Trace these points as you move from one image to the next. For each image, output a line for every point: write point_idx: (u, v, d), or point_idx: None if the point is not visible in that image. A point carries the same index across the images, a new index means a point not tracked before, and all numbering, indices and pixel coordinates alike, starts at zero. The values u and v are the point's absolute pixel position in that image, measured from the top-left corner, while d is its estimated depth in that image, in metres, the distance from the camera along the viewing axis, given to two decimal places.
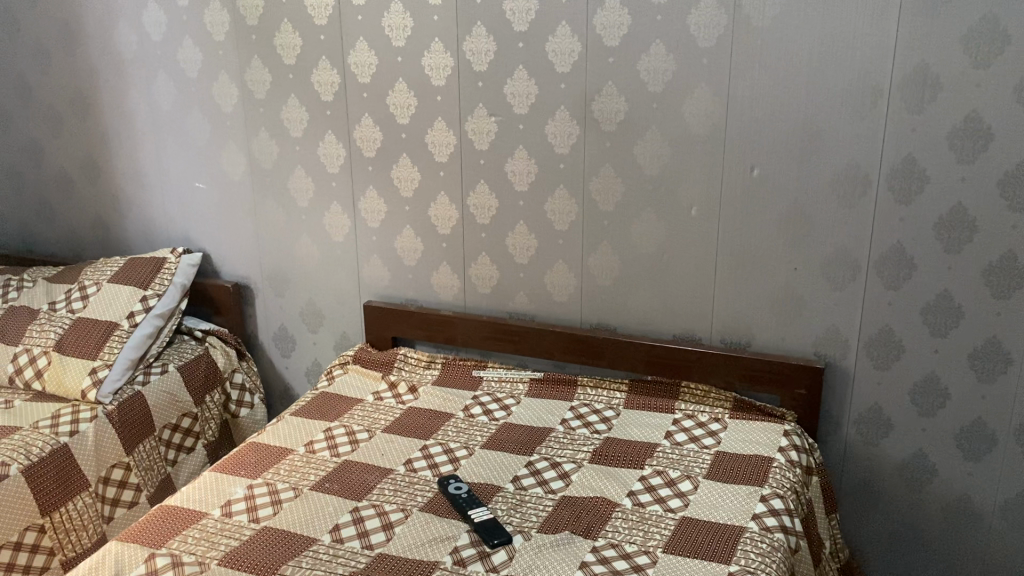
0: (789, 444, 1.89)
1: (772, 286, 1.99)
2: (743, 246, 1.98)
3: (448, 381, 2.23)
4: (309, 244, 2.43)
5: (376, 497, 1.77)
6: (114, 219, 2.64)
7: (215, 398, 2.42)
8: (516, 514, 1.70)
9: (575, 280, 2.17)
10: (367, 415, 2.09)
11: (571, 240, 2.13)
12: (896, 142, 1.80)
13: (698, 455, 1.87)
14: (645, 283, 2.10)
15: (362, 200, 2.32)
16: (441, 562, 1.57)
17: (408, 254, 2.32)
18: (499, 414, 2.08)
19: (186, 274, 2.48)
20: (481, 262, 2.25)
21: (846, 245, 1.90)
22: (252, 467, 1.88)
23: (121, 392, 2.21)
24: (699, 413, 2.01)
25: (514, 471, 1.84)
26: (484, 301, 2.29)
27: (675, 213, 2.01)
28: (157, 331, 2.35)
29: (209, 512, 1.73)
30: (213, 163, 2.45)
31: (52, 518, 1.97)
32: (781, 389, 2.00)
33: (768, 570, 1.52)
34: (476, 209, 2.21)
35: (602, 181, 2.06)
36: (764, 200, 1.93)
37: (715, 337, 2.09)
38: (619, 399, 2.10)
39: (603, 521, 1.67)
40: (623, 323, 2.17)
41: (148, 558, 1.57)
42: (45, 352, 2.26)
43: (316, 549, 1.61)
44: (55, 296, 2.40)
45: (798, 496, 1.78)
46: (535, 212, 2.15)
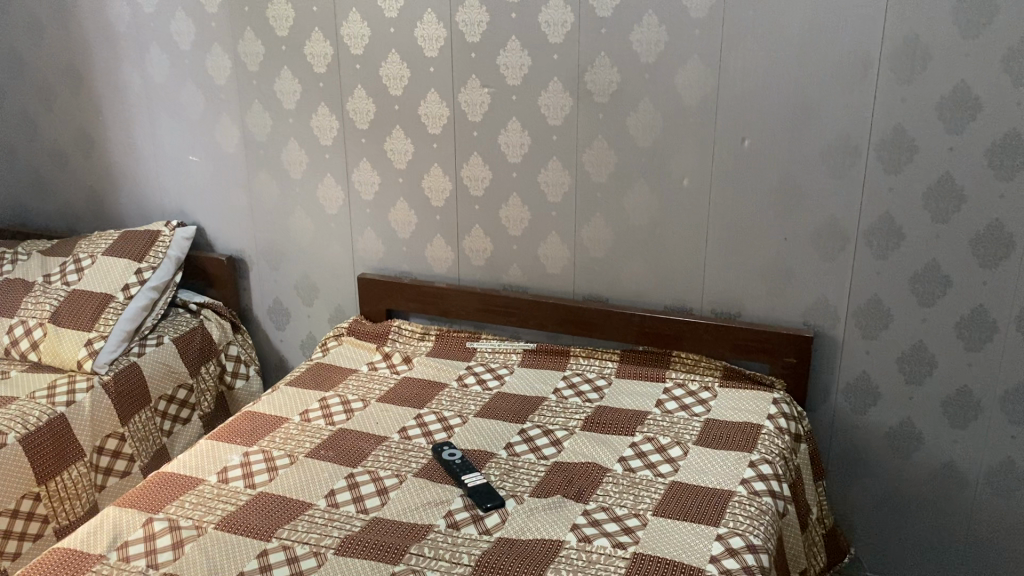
0: (777, 411, 1.92)
1: (762, 257, 2.01)
2: (733, 217, 2.00)
3: (442, 352, 2.25)
4: (303, 218, 2.44)
5: (371, 463, 1.79)
6: (108, 193, 2.65)
7: (210, 370, 2.44)
8: (509, 479, 1.72)
9: (568, 252, 2.19)
10: (361, 384, 2.11)
11: (564, 212, 2.15)
12: (885, 112, 1.81)
13: (688, 422, 1.90)
14: (638, 254, 2.12)
15: (355, 173, 2.33)
16: (435, 526, 1.59)
17: (402, 226, 2.34)
18: (492, 383, 2.10)
19: (181, 247, 2.49)
20: (474, 234, 2.27)
21: (836, 215, 1.92)
22: (248, 435, 1.90)
23: (116, 363, 2.22)
24: (689, 381, 2.04)
25: (506, 438, 1.87)
26: (477, 274, 2.30)
27: (667, 185, 2.03)
28: (151, 304, 2.37)
29: (205, 478, 1.75)
30: (206, 136, 2.46)
31: (47, 487, 1.99)
32: (771, 358, 2.03)
33: (755, 532, 1.56)
34: (469, 181, 2.22)
35: (594, 152, 2.07)
36: (755, 171, 1.95)
37: (706, 307, 2.11)
38: (611, 369, 2.12)
39: (595, 486, 1.69)
40: (615, 295, 2.19)
41: (145, 523, 1.60)
42: (40, 324, 2.27)
43: (312, 513, 1.63)
44: (50, 268, 2.41)
45: (786, 462, 1.81)
46: (528, 183, 2.16)
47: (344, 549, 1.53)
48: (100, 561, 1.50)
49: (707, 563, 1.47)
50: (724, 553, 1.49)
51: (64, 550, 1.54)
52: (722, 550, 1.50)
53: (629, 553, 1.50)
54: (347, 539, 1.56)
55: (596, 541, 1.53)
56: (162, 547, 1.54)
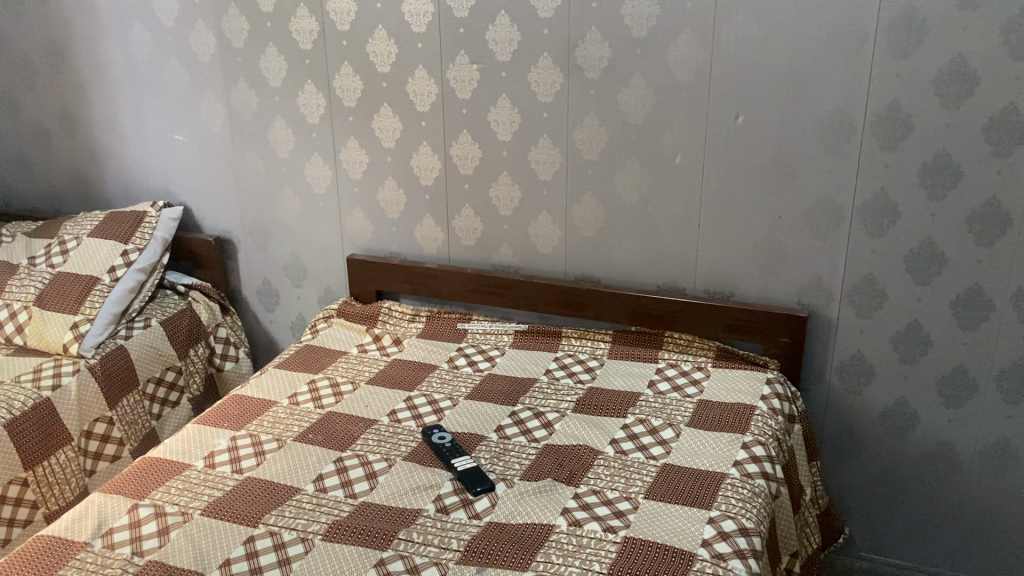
0: (771, 392, 1.90)
1: (756, 236, 1.98)
2: (726, 195, 1.97)
3: (433, 334, 2.23)
4: (291, 197, 2.40)
5: (360, 447, 1.77)
6: (93, 172, 2.61)
7: (199, 352, 2.41)
8: (500, 462, 1.71)
9: (559, 231, 2.15)
10: (351, 366, 2.09)
11: (555, 190, 2.12)
12: (881, 87, 1.78)
13: (680, 403, 1.88)
14: (630, 233, 2.09)
15: (343, 152, 2.29)
16: (424, 510, 1.58)
17: (391, 206, 2.30)
18: (483, 365, 2.08)
19: (168, 228, 2.45)
20: (464, 214, 2.23)
21: (831, 193, 1.89)
22: (237, 419, 1.88)
23: (103, 346, 2.20)
24: (682, 362, 2.03)
25: (497, 420, 1.85)
26: (468, 254, 2.27)
27: (660, 162, 2.00)
28: (138, 286, 2.34)
29: (192, 463, 1.73)
30: (191, 115, 2.42)
31: (34, 472, 1.97)
32: (764, 338, 2.00)
33: (748, 515, 1.54)
34: (459, 160, 2.18)
35: (586, 130, 2.03)
36: (749, 148, 1.91)
37: (699, 287, 2.08)
38: (603, 350, 2.10)
39: (586, 468, 1.68)
40: (607, 275, 2.16)
41: (131, 510, 1.58)
42: (26, 307, 2.24)
43: (299, 498, 1.62)
44: (35, 250, 2.37)
45: (780, 444, 1.79)
46: (518, 162, 2.13)
47: (332, 535, 1.51)
48: (85, 549, 1.48)
49: (699, 547, 1.46)
50: (716, 537, 1.48)
51: (49, 537, 1.52)
52: (714, 533, 1.49)
53: (620, 537, 1.48)
54: (335, 524, 1.54)
55: (587, 525, 1.51)
56: (148, 534, 1.52)
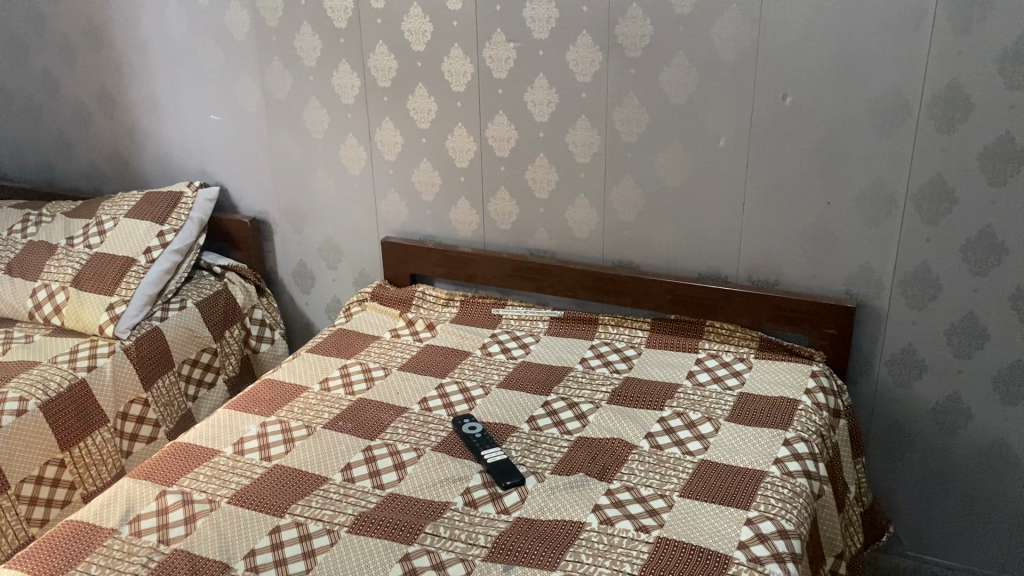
0: (816, 386, 1.83)
1: (803, 222, 1.90)
2: (772, 178, 1.89)
3: (467, 319, 2.18)
4: (326, 179, 2.37)
5: (390, 436, 1.74)
6: (132, 152, 2.61)
7: (235, 334, 2.41)
8: (531, 455, 1.66)
9: (597, 215, 2.09)
10: (383, 352, 2.06)
11: (593, 173, 2.05)
12: (939, 66, 1.68)
13: (720, 396, 1.81)
14: (670, 217, 2.02)
15: (378, 133, 2.25)
16: (452, 503, 1.54)
17: (426, 188, 2.25)
18: (517, 352, 2.03)
19: (204, 209, 2.45)
20: (500, 196, 2.18)
21: (884, 177, 1.79)
22: (267, 405, 1.86)
23: (138, 328, 2.20)
24: (723, 352, 1.96)
25: (530, 411, 1.80)
26: (504, 238, 2.22)
27: (703, 146, 1.92)
28: (174, 268, 2.33)
29: (221, 449, 1.71)
30: (226, 95, 2.40)
31: (71, 453, 1.97)
32: (810, 328, 1.92)
33: (788, 516, 1.49)
34: (495, 141, 2.12)
35: (626, 111, 1.96)
36: (797, 130, 1.82)
37: (742, 275, 2.01)
38: (641, 338, 2.04)
39: (620, 463, 1.62)
40: (646, 261, 2.09)
41: (159, 496, 1.57)
42: (63, 288, 2.24)
43: (326, 488, 1.59)
44: (73, 231, 2.37)
45: (824, 441, 1.73)
46: (555, 144, 2.06)
47: (358, 527, 1.49)
48: (112, 536, 1.48)
49: (735, 549, 1.40)
50: (754, 539, 1.42)
51: (77, 523, 1.52)
52: (752, 535, 1.43)
53: (653, 538, 1.43)
54: (361, 516, 1.51)
55: (619, 524, 1.46)
56: (175, 522, 1.51)
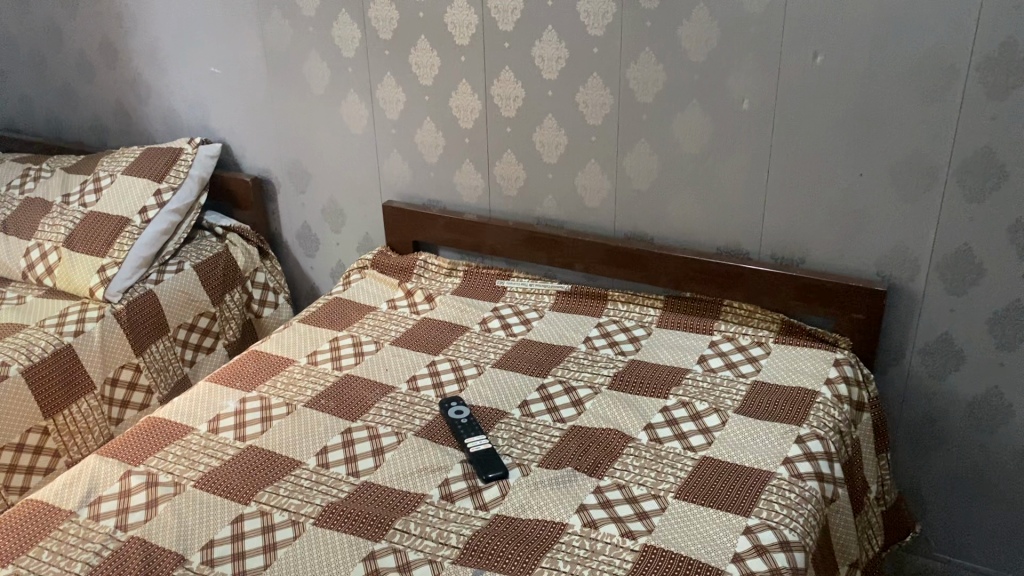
0: (838, 376, 1.67)
1: (832, 196, 1.72)
2: (798, 146, 1.71)
3: (469, 291, 2.06)
4: (328, 138, 2.25)
5: (372, 418, 1.64)
6: (135, 106, 2.51)
7: (235, 298, 2.32)
8: (518, 444, 1.54)
9: (609, 182, 1.93)
10: (377, 324, 1.95)
11: (605, 136, 1.89)
12: (992, 22, 1.47)
13: (732, 385, 1.67)
14: (687, 187, 1.85)
15: (379, 89, 2.11)
16: (428, 496, 1.43)
17: (430, 149, 2.12)
18: (518, 329, 1.90)
19: (205, 166, 2.35)
20: (506, 160, 2.03)
21: (924, 148, 1.60)
22: (250, 378, 1.77)
23: (131, 291, 2.12)
24: (740, 335, 1.80)
25: (523, 395, 1.68)
26: (511, 205, 2.08)
27: (723, 109, 1.74)
28: (172, 228, 2.25)
29: (195, 427, 1.62)
30: (226, 47, 2.28)
31: (55, 421, 1.92)
32: (836, 312, 1.76)
33: (793, 525, 1.34)
34: (501, 100, 1.97)
35: (640, 69, 1.79)
36: (828, 92, 1.64)
37: (764, 252, 1.84)
38: (652, 317, 1.90)
39: (613, 457, 1.50)
40: (661, 234, 1.93)
41: (123, 477, 1.50)
42: (55, 248, 2.17)
43: (298, 474, 1.50)
44: (70, 188, 2.29)
45: (843, 438, 1.57)
46: (565, 104, 1.90)
47: (324, 520, 1.39)
48: (69, 519, 1.41)
49: (729, 562, 1.27)
50: (751, 552, 1.28)
51: (36, 503, 1.45)
52: (749, 547, 1.29)
53: (638, 545, 1.30)
54: (329, 507, 1.41)
55: (604, 528, 1.34)
56: (135, 506, 1.44)
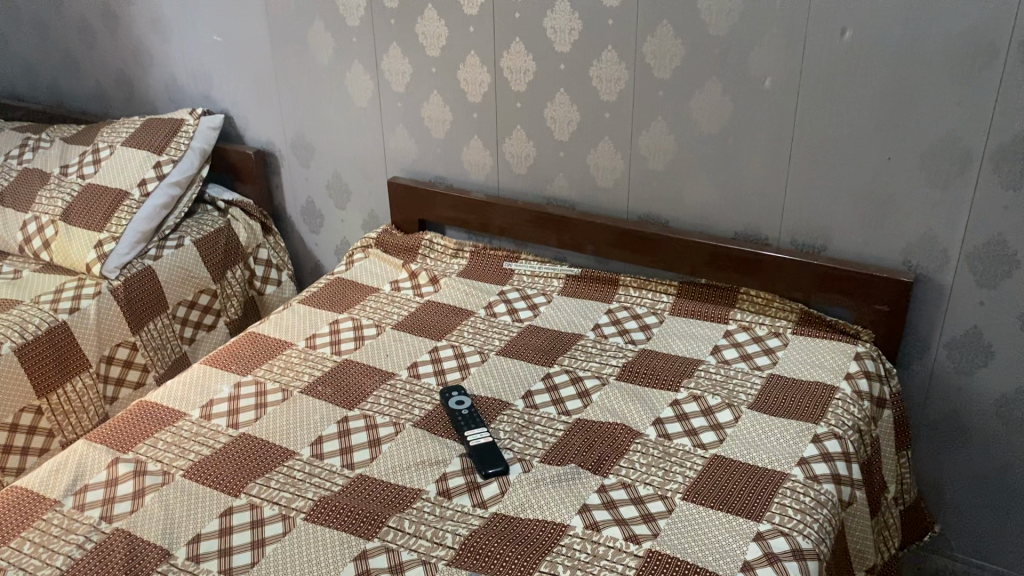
0: (859, 371, 1.59)
1: (857, 180, 1.63)
2: (823, 126, 1.61)
3: (476, 273, 1.99)
4: (332, 110, 2.17)
5: (370, 406, 1.57)
6: (137, 74, 2.44)
7: (237, 275, 2.26)
8: (520, 438, 1.47)
9: (622, 162, 1.85)
10: (379, 306, 1.88)
11: (619, 113, 1.80)
12: None
13: (746, 378, 1.59)
14: (704, 168, 1.77)
15: (385, 60, 2.02)
16: (424, 492, 1.37)
17: (437, 124, 2.03)
18: (525, 314, 1.83)
19: (207, 138, 2.27)
20: (516, 136, 1.95)
21: (958, 131, 1.50)
22: (246, 362, 1.71)
23: (129, 267, 2.06)
24: (756, 325, 1.73)
25: (527, 385, 1.61)
26: (521, 184, 2.00)
27: (744, 86, 1.65)
28: (172, 202, 2.18)
29: (187, 413, 1.57)
30: (227, 13, 2.19)
31: (48, 400, 1.87)
32: (858, 303, 1.67)
33: (807, 532, 1.27)
34: (511, 74, 1.88)
35: (657, 42, 1.69)
36: (856, 70, 1.54)
37: (784, 238, 1.75)
38: (664, 304, 1.82)
39: (619, 454, 1.43)
40: (676, 217, 1.85)
41: (110, 465, 1.45)
42: (52, 221, 2.11)
43: (290, 465, 1.44)
44: (69, 159, 2.23)
45: (862, 437, 1.50)
46: (577, 78, 1.81)
47: (315, 515, 1.33)
48: (53, 508, 1.36)
49: (737, 571, 1.20)
50: (761, 560, 1.22)
51: (21, 491, 1.40)
52: (759, 555, 1.23)
53: (642, 551, 1.24)
54: (321, 502, 1.36)
55: (606, 531, 1.27)
56: (122, 496, 1.38)
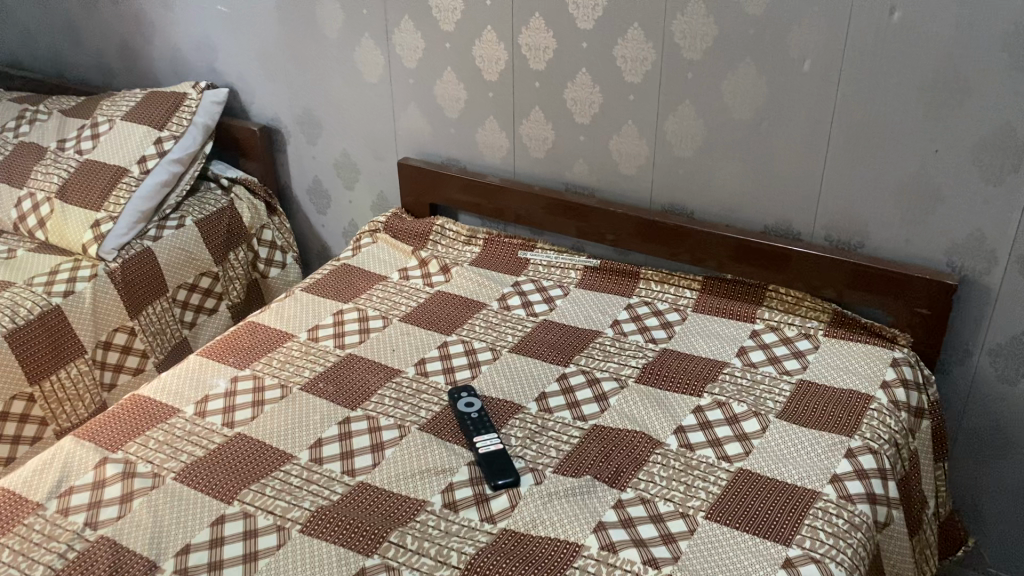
0: (896, 379, 1.48)
1: (901, 173, 1.51)
2: (865, 115, 1.49)
3: (489, 262, 1.89)
4: (341, 86, 2.06)
5: (373, 406, 1.49)
6: (139, 45, 2.34)
7: (240, 256, 2.17)
8: (532, 445, 1.38)
9: (646, 147, 1.73)
10: (386, 297, 1.79)
11: (644, 96, 1.68)
12: None
13: (775, 383, 1.49)
14: (735, 157, 1.65)
15: (397, 34, 1.91)
16: (429, 504, 1.28)
17: (451, 103, 1.92)
18: (540, 308, 1.73)
19: (210, 112, 2.16)
20: (534, 118, 1.84)
21: (1015, 123, 1.38)
22: (244, 354, 1.62)
23: (127, 249, 1.97)
24: (786, 326, 1.62)
25: (541, 387, 1.51)
26: (538, 168, 1.89)
27: (781, 69, 1.53)
28: (173, 180, 2.08)
29: (181, 409, 1.49)
30: None
31: (41, 387, 1.80)
32: (896, 305, 1.56)
33: (840, 559, 1.17)
34: (530, 51, 1.77)
35: (688, 20, 1.57)
36: (905, 54, 1.42)
37: (818, 233, 1.64)
38: (688, 300, 1.72)
39: (637, 465, 1.33)
40: (702, 207, 1.74)
41: (98, 465, 1.37)
42: (48, 199, 2.03)
43: (287, 470, 1.35)
44: (66, 133, 2.14)
45: (898, 451, 1.40)
46: (600, 57, 1.69)
47: (312, 527, 1.25)
48: (35, 512, 1.28)
49: None
50: None
51: (3, 491, 1.33)
52: None
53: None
54: (319, 512, 1.27)
55: (623, 553, 1.18)
56: (109, 500, 1.30)
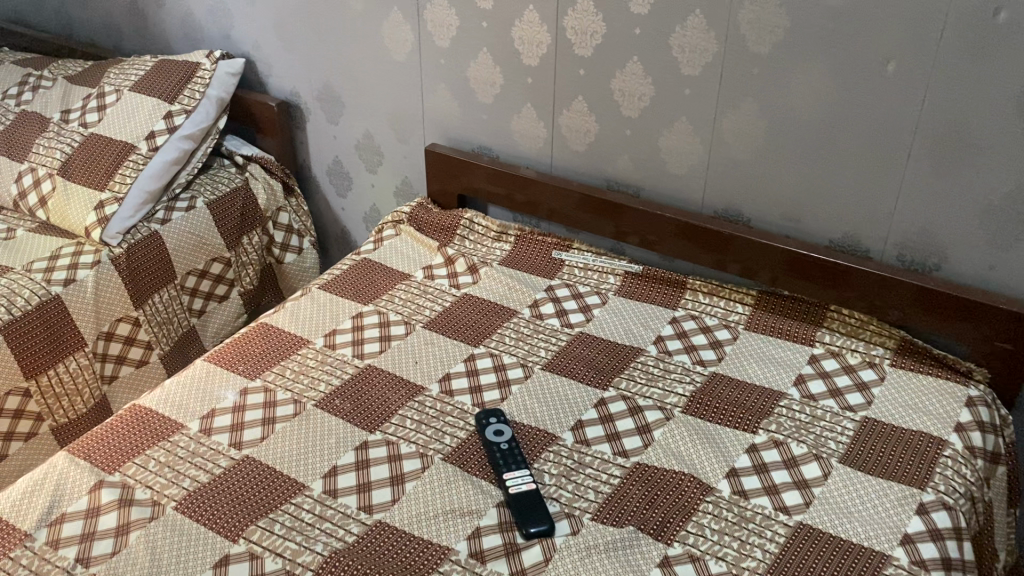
0: (972, 421, 1.34)
1: (990, 191, 1.35)
2: (954, 125, 1.33)
3: (520, 261, 1.76)
4: (366, 62, 1.90)
5: (394, 430, 1.36)
6: (150, 8, 2.18)
7: (254, 241, 2.03)
8: (568, 484, 1.25)
9: (700, 147, 1.57)
10: (409, 299, 1.65)
11: (701, 91, 1.52)
12: None
13: (837, 420, 1.35)
14: (800, 162, 1.49)
15: (428, 9, 1.74)
16: (454, 551, 1.16)
17: (485, 87, 1.76)
18: (576, 318, 1.59)
19: (225, 85, 2.01)
20: (575, 108, 1.67)
21: None
22: (255, 362, 1.49)
23: (133, 233, 1.84)
24: (847, 352, 1.48)
25: (577, 413, 1.38)
26: (577, 162, 1.73)
27: (860, 70, 1.36)
28: (184, 157, 1.94)
29: (184, 425, 1.36)
30: None
31: (38, 382, 1.68)
32: (973, 336, 1.41)
33: None
34: (575, 35, 1.60)
35: (757, 10, 1.40)
36: (1007, 60, 1.25)
37: (888, 250, 1.49)
38: (738, 317, 1.57)
39: (686, 515, 1.20)
40: (758, 215, 1.58)
41: (92, 490, 1.25)
42: (49, 175, 1.89)
43: (299, 504, 1.23)
44: (71, 103, 1.99)
45: (974, 505, 1.26)
46: (654, 46, 1.53)
47: None
48: (22, 544, 1.17)
49: None
50: None
51: None
52: None
53: None
54: (331, 558, 1.15)
55: None
56: (103, 532, 1.19)
